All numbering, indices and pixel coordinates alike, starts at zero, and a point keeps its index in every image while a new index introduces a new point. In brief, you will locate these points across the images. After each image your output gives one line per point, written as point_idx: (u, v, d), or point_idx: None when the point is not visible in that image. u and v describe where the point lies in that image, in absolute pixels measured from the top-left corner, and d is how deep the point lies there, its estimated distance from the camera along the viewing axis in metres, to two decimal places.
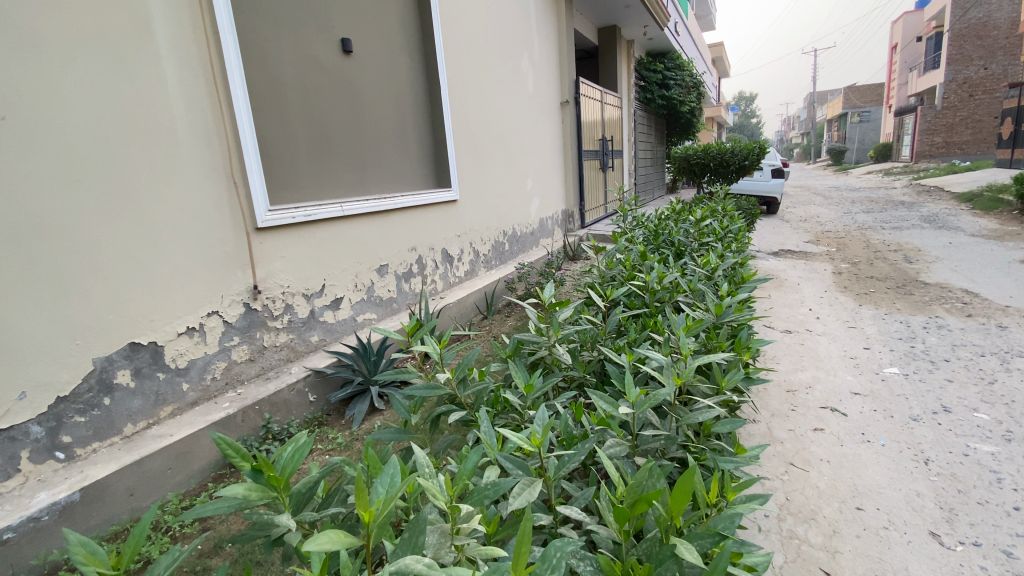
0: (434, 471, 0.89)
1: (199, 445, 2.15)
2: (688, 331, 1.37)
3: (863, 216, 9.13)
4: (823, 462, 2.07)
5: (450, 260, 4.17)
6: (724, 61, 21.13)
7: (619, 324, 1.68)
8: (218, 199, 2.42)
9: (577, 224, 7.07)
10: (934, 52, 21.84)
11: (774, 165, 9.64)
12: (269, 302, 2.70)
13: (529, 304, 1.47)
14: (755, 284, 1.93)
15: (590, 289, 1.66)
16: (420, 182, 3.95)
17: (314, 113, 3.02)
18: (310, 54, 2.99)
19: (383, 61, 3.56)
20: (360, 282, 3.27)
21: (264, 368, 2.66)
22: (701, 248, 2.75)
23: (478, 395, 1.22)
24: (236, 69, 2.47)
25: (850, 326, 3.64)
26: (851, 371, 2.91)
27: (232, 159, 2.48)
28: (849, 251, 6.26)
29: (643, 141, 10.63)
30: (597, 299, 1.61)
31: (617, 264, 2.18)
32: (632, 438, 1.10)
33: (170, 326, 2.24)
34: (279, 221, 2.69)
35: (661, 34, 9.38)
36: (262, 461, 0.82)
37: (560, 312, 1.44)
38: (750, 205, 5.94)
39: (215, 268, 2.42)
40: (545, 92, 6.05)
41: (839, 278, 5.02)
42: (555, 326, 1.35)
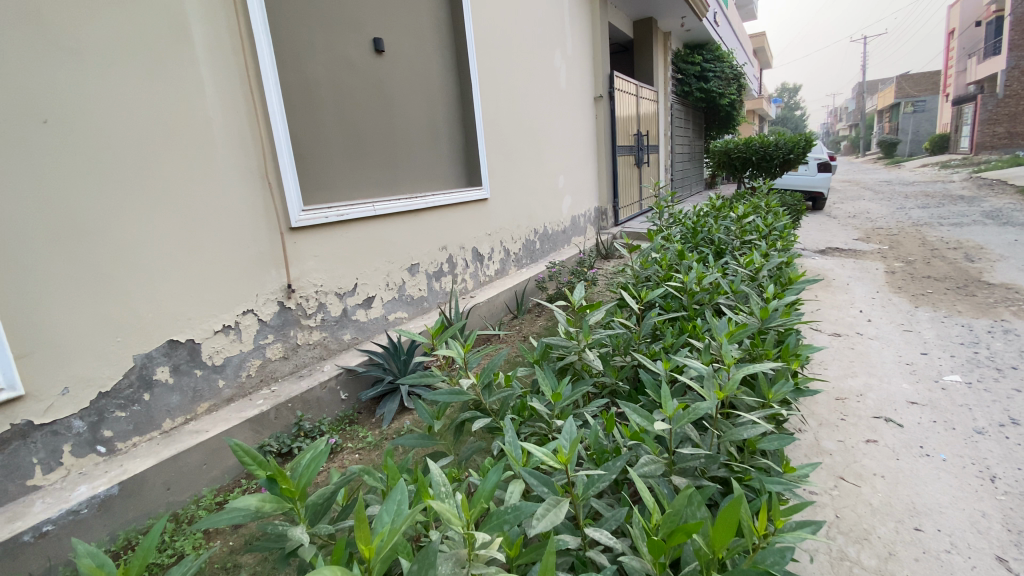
0: (452, 490, 0.85)
1: (232, 441, 2.18)
2: (730, 337, 1.27)
3: (918, 212, 8.59)
4: (876, 477, 1.92)
5: (480, 259, 4.15)
6: (766, 51, 20.35)
7: (655, 327, 1.59)
8: (252, 199, 2.46)
9: (611, 221, 6.93)
10: (995, 37, 20.42)
11: (819, 159, 9.19)
12: (302, 301, 2.71)
13: (558, 307, 1.40)
14: (804, 285, 1.80)
15: (624, 290, 1.58)
16: (451, 181, 3.94)
17: (346, 113, 3.04)
18: (342, 55, 3.00)
19: (415, 59, 3.56)
20: (391, 281, 3.27)
21: (297, 366, 2.69)
22: (743, 247, 2.62)
23: (502, 401, 1.16)
24: (270, 69, 2.50)
25: (905, 330, 3.40)
26: (907, 378, 2.72)
27: (265, 159, 2.51)
28: (903, 249, 5.89)
29: (680, 136, 10.35)
30: (631, 301, 1.53)
31: (653, 263, 2.08)
32: (668, 454, 1.02)
33: (206, 325, 2.29)
34: (312, 220, 2.71)
35: (699, 25, 9.10)
36: (276, 471, 0.80)
37: (591, 315, 1.37)
38: (795, 201, 5.66)
39: (250, 267, 2.46)
40: (578, 87, 5.94)
41: (892, 278, 4.72)
42: (586, 331, 1.28)
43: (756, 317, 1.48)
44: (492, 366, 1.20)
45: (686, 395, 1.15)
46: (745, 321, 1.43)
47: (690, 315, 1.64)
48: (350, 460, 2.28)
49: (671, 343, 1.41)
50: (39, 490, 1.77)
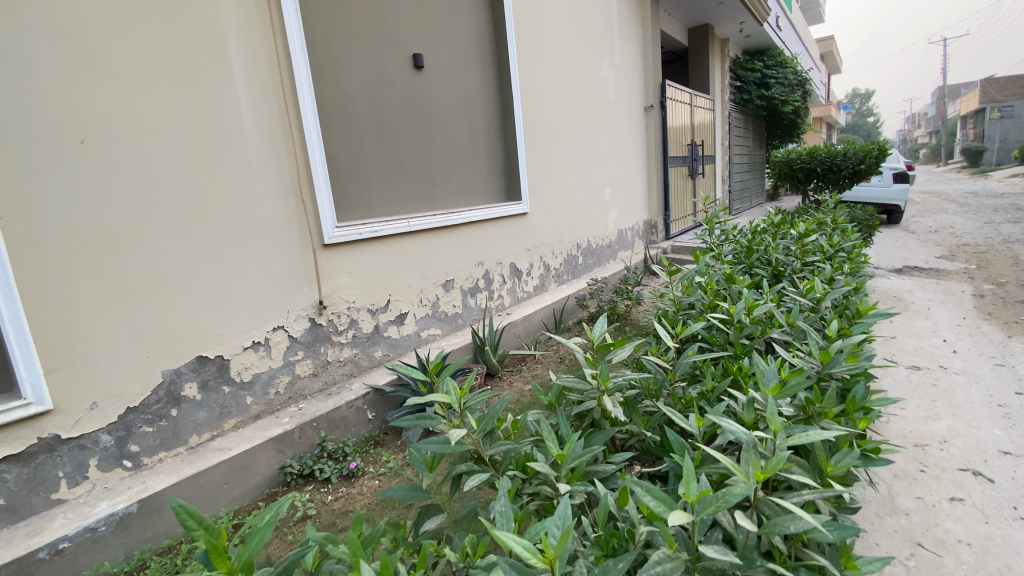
0: None
1: (254, 460, 2.16)
2: (779, 392, 1.01)
3: (1012, 227, 7.70)
4: (963, 545, 1.60)
5: (518, 275, 4.03)
6: (836, 55, 19.20)
7: (695, 366, 1.39)
8: (286, 215, 2.45)
9: (661, 235, 6.63)
10: None
11: (895, 168, 8.45)
12: (334, 317, 2.67)
13: (577, 343, 1.21)
14: (877, 317, 1.54)
15: (657, 322, 1.38)
16: (490, 195, 3.85)
17: (383, 128, 3.02)
18: (380, 71, 3.00)
19: (455, 73, 3.51)
20: (425, 298, 3.20)
21: (326, 383, 2.64)
22: (805, 269, 2.34)
23: (504, 455, 1.02)
24: (306, 87, 2.51)
25: (999, 365, 2.95)
26: (1002, 423, 2.33)
27: (300, 176, 2.51)
28: (993, 269, 5.24)
29: (738, 146, 9.85)
30: (664, 336, 1.33)
31: (696, 287, 1.87)
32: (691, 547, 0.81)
33: (236, 341, 2.29)
34: (345, 236, 2.68)
35: (759, 31, 8.67)
36: (210, 543, 0.77)
37: (615, 352, 1.18)
38: (867, 215, 5.17)
39: (280, 283, 2.44)
40: (627, 98, 5.74)
41: (981, 303, 4.18)
42: (605, 374, 1.10)
43: (815, 358, 1.24)
44: (495, 413, 1.03)
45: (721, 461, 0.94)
46: (801, 364, 1.20)
47: (736, 352, 1.42)
48: (369, 486, 2.23)
49: (711, 388, 1.21)
50: (64, 504, 1.81)
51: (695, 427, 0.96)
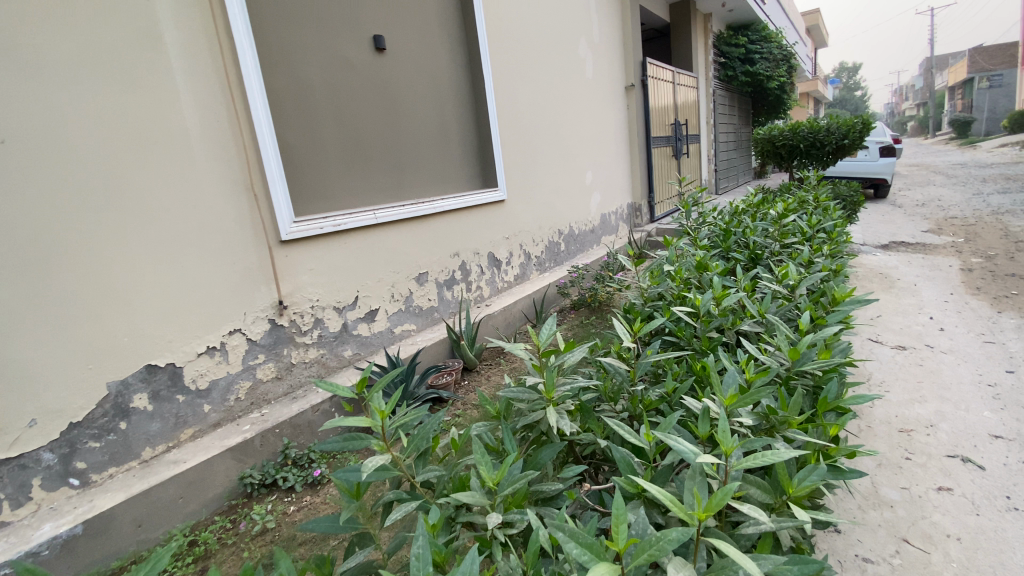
0: None
1: (212, 473, 2.06)
2: (738, 401, 0.85)
3: (999, 198, 7.66)
4: (951, 540, 1.54)
5: (497, 264, 3.91)
6: (820, 28, 18.87)
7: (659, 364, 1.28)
8: (238, 211, 2.31)
9: (646, 218, 6.53)
10: None
11: (882, 142, 8.35)
12: (296, 317, 2.55)
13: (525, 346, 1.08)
14: (854, 302, 1.43)
15: (615, 318, 1.26)
16: (465, 183, 3.72)
17: (344, 116, 2.87)
18: (338, 55, 2.83)
19: (420, 55, 3.35)
20: (397, 292, 3.08)
21: (292, 387, 2.53)
22: (784, 251, 2.24)
23: (436, 479, 0.91)
24: (254, 73, 2.35)
25: (986, 342, 2.89)
26: (988, 404, 2.26)
27: (250, 169, 2.36)
28: (981, 242, 5.20)
29: (724, 124, 9.71)
30: (623, 335, 1.22)
31: (665, 276, 1.76)
32: None
33: (188, 347, 2.16)
34: (305, 232, 2.54)
35: (742, 5, 8.48)
36: None
37: (567, 356, 1.07)
38: (852, 192, 5.10)
39: (235, 284, 2.31)
40: (607, 78, 5.58)
41: (968, 277, 4.12)
42: (550, 384, 0.97)
43: (785, 354, 1.12)
44: (427, 434, 0.91)
45: (674, 482, 0.83)
46: (767, 363, 1.09)
47: (703, 347, 1.31)
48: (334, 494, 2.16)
49: (672, 391, 1.11)
50: (5, 528, 1.69)
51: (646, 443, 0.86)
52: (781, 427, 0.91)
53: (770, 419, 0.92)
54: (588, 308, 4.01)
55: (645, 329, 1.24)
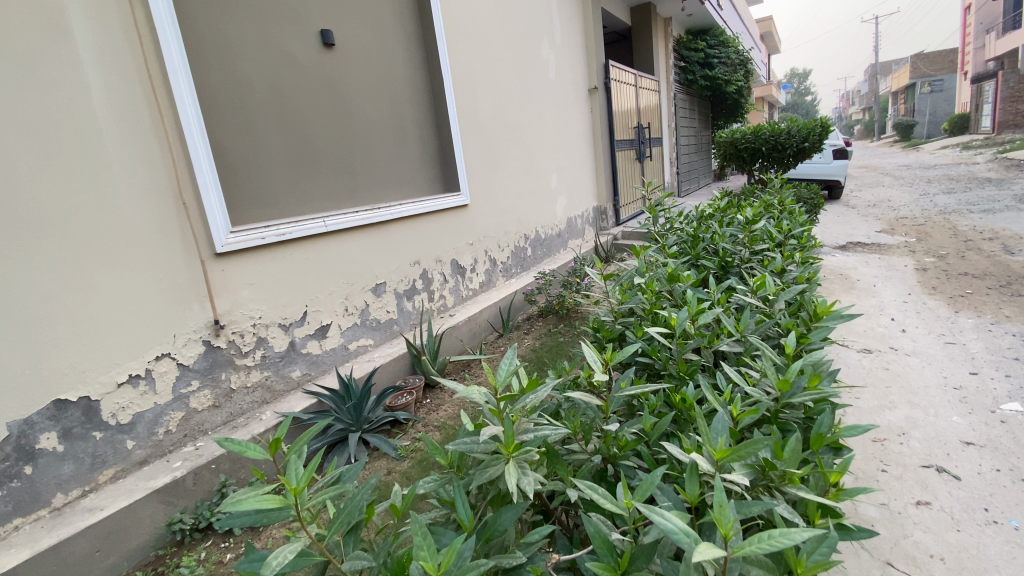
0: None
1: (135, 519, 1.81)
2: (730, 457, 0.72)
3: (944, 198, 8.00)
4: (934, 561, 1.46)
5: (461, 272, 3.74)
6: (773, 34, 19.50)
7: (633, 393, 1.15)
8: (165, 222, 2.07)
9: (611, 221, 6.48)
10: (1011, 9, 18.45)
11: (835, 144, 8.61)
12: (235, 337, 2.32)
13: (480, 386, 0.90)
14: (838, 317, 1.34)
15: (584, 343, 1.11)
16: (424, 188, 3.54)
17: (289, 116, 2.65)
18: (281, 50, 2.61)
19: (373, 53, 3.16)
20: (352, 306, 2.87)
21: (232, 415, 2.30)
22: (754, 258, 2.16)
23: (369, 566, 0.74)
24: (182, 69, 2.12)
25: (948, 343, 2.91)
26: (957, 409, 2.24)
27: (179, 175, 2.12)
28: (932, 242, 5.36)
29: (685, 127, 9.82)
30: (593, 363, 1.06)
31: (636, 291, 1.64)
32: None
33: (106, 377, 1.90)
34: (243, 243, 2.30)
35: (701, 10, 8.58)
36: None
37: (527, 398, 0.91)
38: (812, 194, 5.17)
39: (162, 303, 2.07)
40: (570, 80, 5.49)
41: (924, 277, 4.21)
42: (509, 437, 0.80)
43: (772, 385, 1.00)
44: (355, 507, 0.76)
45: (659, 559, 0.70)
46: (755, 396, 0.97)
47: (681, 372, 1.18)
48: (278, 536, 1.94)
49: (651, 428, 0.97)
50: None
51: (626, 510, 0.73)
52: (776, 482, 0.80)
53: (765, 474, 0.81)
54: (556, 316, 3.88)
55: (618, 356, 1.09)
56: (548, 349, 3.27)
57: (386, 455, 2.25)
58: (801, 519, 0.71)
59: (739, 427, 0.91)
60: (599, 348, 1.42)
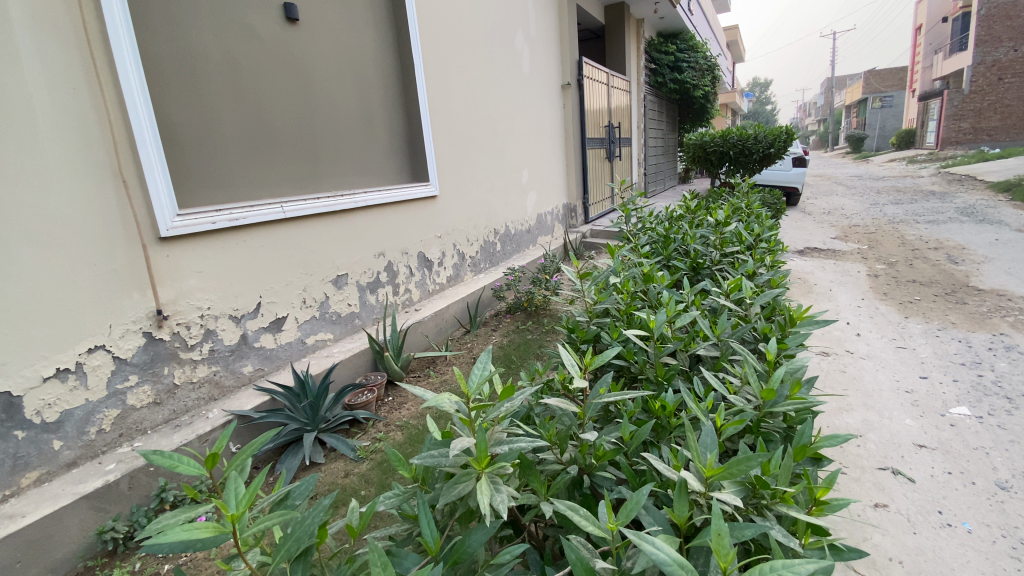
0: None
1: (61, 528, 1.64)
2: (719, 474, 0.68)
3: (893, 208, 8.39)
4: (894, 565, 1.48)
5: (428, 265, 3.63)
6: (740, 43, 20.02)
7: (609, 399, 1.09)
8: (101, 203, 1.89)
9: (580, 219, 6.47)
10: (957, 32, 19.57)
11: (795, 153, 8.91)
12: (180, 329, 2.15)
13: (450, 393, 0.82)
14: (815, 323, 1.31)
15: (561, 346, 1.04)
16: (391, 176, 3.40)
17: (245, 93, 2.48)
18: (238, 22, 2.43)
19: (339, 32, 3.00)
20: (310, 298, 2.72)
21: (174, 412, 2.13)
22: (724, 261, 2.16)
23: None
24: (126, 36, 1.93)
25: (900, 348, 3.01)
26: (909, 412, 2.31)
27: (120, 152, 1.93)
28: (882, 249, 5.60)
29: (653, 129, 9.95)
30: (571, 367, 0.99)
31: (610, 291, 1.58)
32: None
33: (30, 371, 1.71)
34: (191, 227, 2.13)
35: (673, 13, 8.67)
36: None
37: (501, 406, 0.84)
38: (775, 200, 5.30)
39: (96, 291, 1.88)
40: (544, 74, 5.44)
41: (876, 283, 4.38)
42: (483, 450, 0.73)
43: (756, 394, 0.96)
44: (305, 532, 0.67)
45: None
46: (738, 406, 0.93)
47: (658, 377, 1.13)
48: None
49: (629, 437, 0.92)
50: None
51: (609, 533, 0.67)
52: (766, 501, 0.78)
53: (756, 492, 0.78)
54: (524, 313, 3.83)
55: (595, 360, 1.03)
56: (516, 347, 3.21)
57: (343, 455, 2.13)
58: (795, 543, 0.71)
59: (722, 438, 0.87)
60: (572, 349, 1.36)
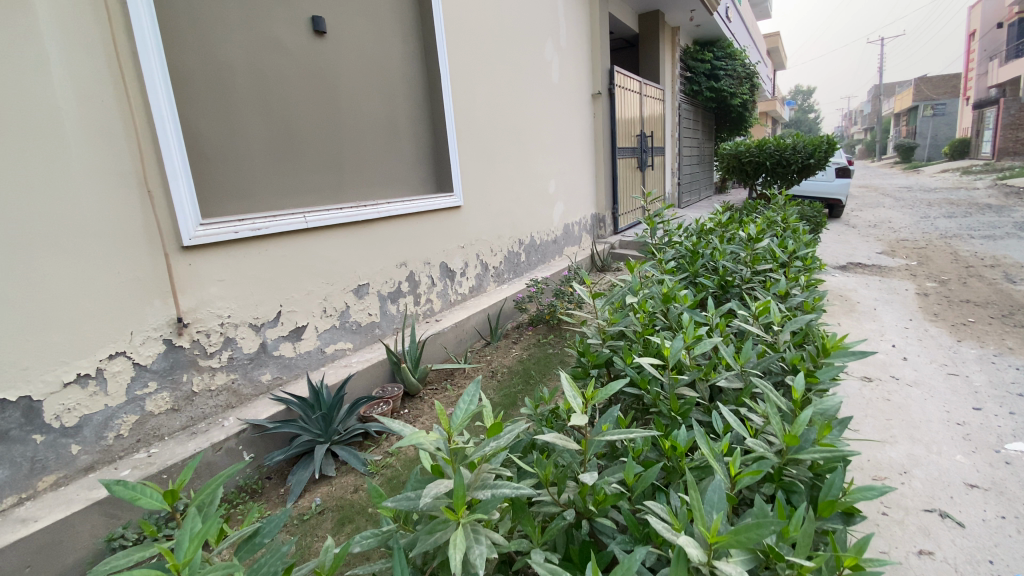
0: None
1: (72, 533, 1.66)
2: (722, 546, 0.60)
3: (944, 222, 7.92)
4: None
5: (450, 275, 3.60)
6: (781, 50, 19.45)
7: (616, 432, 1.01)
8: (126, 212, 1.93)
9: (609, 230, 6.36)
10: (1018, 36, 18.51)
11: (838, 163, 8.54)
12: (199, 337, 2.17)
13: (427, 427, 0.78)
14: (853, 354, 1.19)
15: (562, 374, 0.96)
16: (415, 186, 3.40)
17: (271, 104, 2.51)
18: (266, 34, 2.48)
19: (367, 44, 3.03)
20: (330, 307, 2.72)
21: (191, 419, 2.15)
22: (755, 279, 2.03)
23: None
24: (155, 50, 1.98)
25: (951, 374, 2.78)
26: (960, 447, 2.11)
27: (146, 162, 1.98)
28: (933, 266, 5.25)
29: (688, 137, 9.72)
30: (572, 399, 0.92)
31: (627, 310, 1.50)
32: None
33: (51, 376, 1.75)
34: (214, 236, 2.16)
35: (709, 21, 8.48)
36: None
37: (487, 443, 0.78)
38: (815, 213, 5.05)
39: (119, 298, 1.92)
40: (574, 84, 5.38)
41: (925, 302, 4.09)
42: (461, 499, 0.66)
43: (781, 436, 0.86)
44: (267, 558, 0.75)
45: None
46: (757, 450, 0.83)
47: (672, 410, 1.04)
48: None
49: (632, 481, 0.84)
50: None
51: None
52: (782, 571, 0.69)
53: (770, 561, 0.70)
54: (547, 325, 3.75)
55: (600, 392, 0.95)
56: (536, 361, 3.14)
57: (354, 470, 2.10)
58: None
59: (736, 489, 0.79)
60: (582, 373, 1.28)
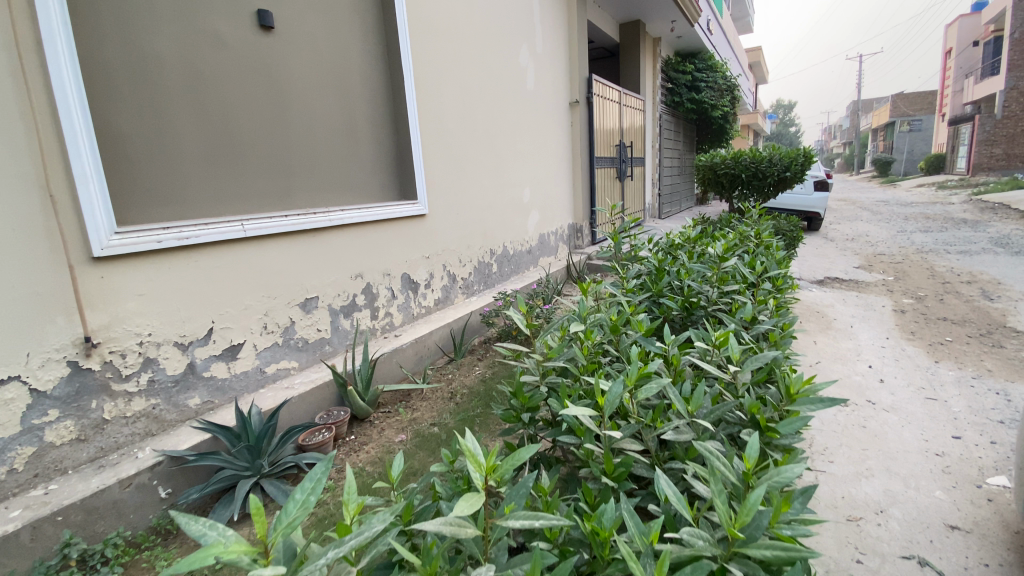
0: None
1: None
2: None
3: (921, 236, 7.95)
4: None
5: (413, 288, 3.41)
6: (762, 65, 19.72)
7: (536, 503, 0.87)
8: (23, 218, 1.71)
9: (586, 240, 6.23)
10: (989, 57, 19.05)
11: (817, 176, 8.58)
12: (113, 358, 1.94)
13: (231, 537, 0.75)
14: (819, 405, 1.06)
15: (462, 438, 0.81)
16: (375, 194, 3.21)
17: (208, 103, 2.32)
18: (203, 28, 2.28)
19: (321, 42, 2.85)
20: (272, 323, 2.51)
21: (102, 450, 1.92)
22: (722, 301, 1.89)
23: None
24: (64, 41, 1.79)
25: (928, 399, 2.66)
26: (939, 482, 1.98)
27: (48, 164, 1.77)
28: (910, 282, 5.20)
29: (669, 148, 9.68)
30: (473, 476, 0.77)
31: (573, 340, 1.34)
32: None
33: None
34: (131, 246, 1.95)
35: (691, 32, 8.46)
36: None
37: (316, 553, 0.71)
38: (792, 227, 4.98)
39: (11, 315, 1.69)
40: (550, 91, 5.24)
41: (902, 320, 4.01)
42: None
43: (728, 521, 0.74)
44: None
45: None
46: (689, 543, 0.72)
47: (606, 472, 0.89)
48: None
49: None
50: None
51: None
52: None
53: None
54: (514, 341, 3.57)
55: (510, 460, 0.81)
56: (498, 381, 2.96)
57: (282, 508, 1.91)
58: None
59: None
60: (513, 417, 1.12)
